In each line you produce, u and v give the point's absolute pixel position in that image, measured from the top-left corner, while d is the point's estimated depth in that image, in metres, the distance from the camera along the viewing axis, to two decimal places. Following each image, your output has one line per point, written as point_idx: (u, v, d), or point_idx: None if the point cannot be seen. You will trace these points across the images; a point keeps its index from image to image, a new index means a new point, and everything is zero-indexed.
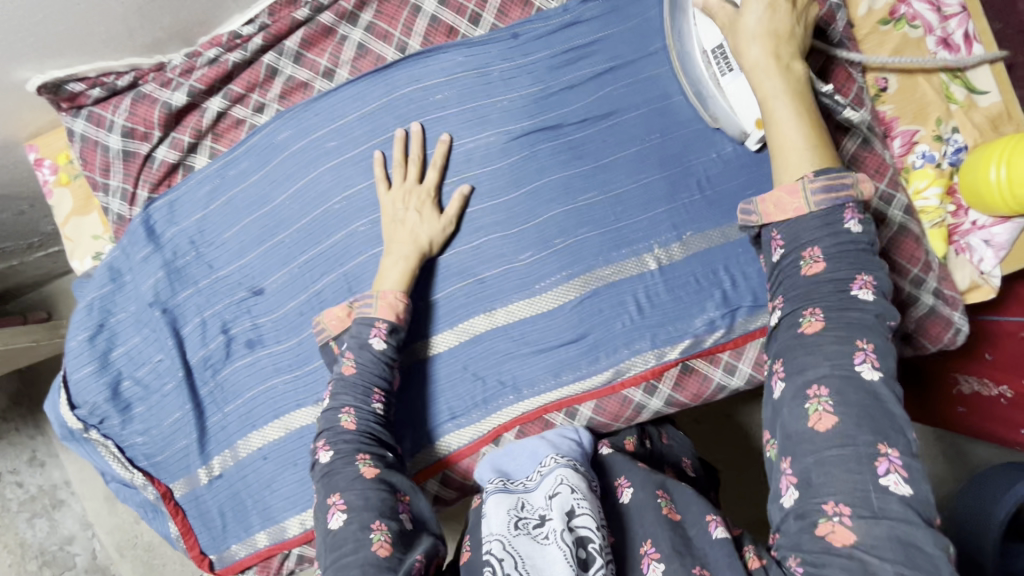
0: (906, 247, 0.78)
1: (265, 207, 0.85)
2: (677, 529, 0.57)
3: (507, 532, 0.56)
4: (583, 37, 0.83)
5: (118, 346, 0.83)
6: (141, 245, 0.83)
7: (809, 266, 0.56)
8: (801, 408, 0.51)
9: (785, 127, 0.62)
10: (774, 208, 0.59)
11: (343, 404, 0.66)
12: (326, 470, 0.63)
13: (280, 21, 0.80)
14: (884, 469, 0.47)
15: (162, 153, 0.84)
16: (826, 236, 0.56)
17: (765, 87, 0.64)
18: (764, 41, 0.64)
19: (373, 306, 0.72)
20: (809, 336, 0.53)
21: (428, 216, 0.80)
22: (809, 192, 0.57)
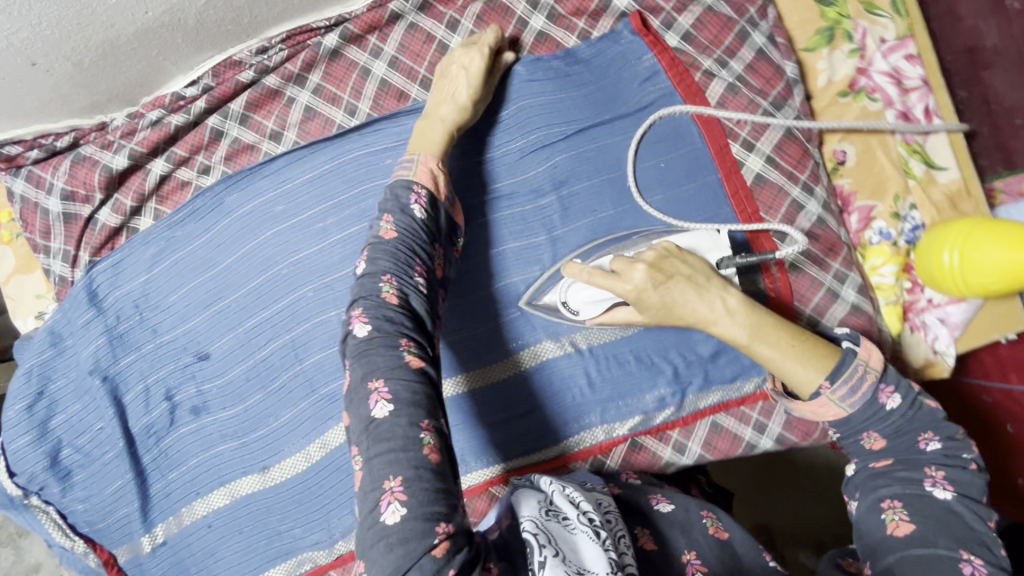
0: (856, 325, 0.77)
1: (212, 270, 0.82)
2: (727, 549, 0.62)
3: (538, 515, 0.56)
4: (537, 103, 0.80)
5: (58, 414, 0.82)
6: (82, 310, 0.82)
7: (871, 442, 0.56)
8: (877, 519, 0.52)
9: (782, 362, 0.59)
10: (818, 416, 0.58)
11: (384, 271, 0.57)
12: (364, 345, 0.53)
13: (224, 83, 0.78)
14: (969, 573, 0.47)
15: (104, 216, 0.82)
16: (875, 422, 0.56)
17: (732, 337, 0.62)
18: (687, 305, 0.64)
19: (413, 169, 0.66)
20: (881, 468, 0.55)
21: (473, 73, 0.75)
22: (840, 400, 0.56)
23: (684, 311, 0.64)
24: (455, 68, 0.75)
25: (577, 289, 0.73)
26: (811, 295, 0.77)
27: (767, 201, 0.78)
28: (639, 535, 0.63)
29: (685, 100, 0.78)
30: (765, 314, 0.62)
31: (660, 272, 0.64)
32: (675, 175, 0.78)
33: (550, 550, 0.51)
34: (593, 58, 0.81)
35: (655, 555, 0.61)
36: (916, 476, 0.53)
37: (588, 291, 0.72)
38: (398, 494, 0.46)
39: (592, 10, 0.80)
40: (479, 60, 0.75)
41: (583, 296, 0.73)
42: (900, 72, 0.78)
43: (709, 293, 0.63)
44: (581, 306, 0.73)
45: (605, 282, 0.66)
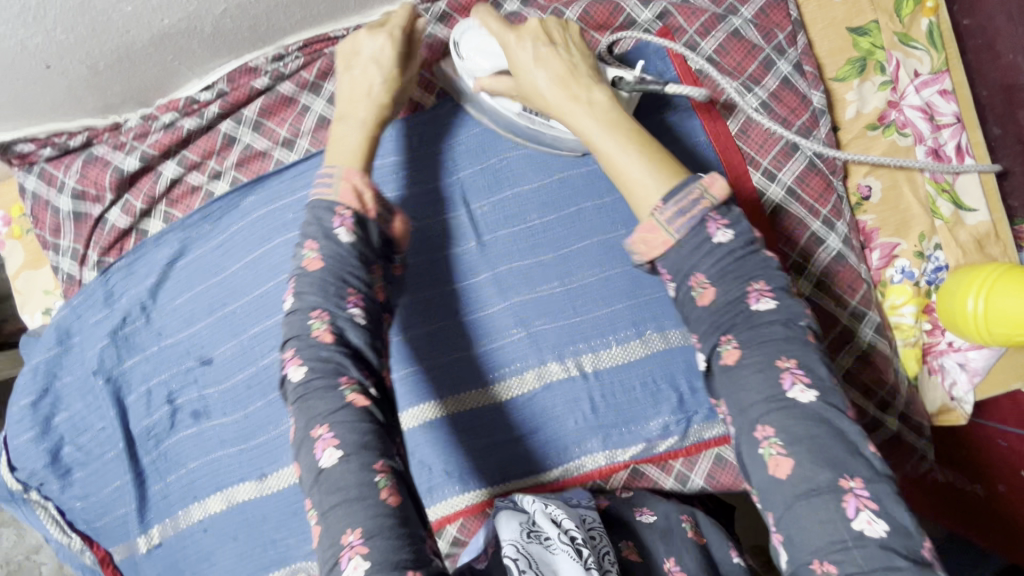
0: (814, 183, 0.76)
1: (219, 275, 0.82)
2: (703, 550, 0.66)
3: (520, 538, 0.59)
4: None
5: (61, 412, 0.82)
6: (96, 308, 0.82)
7: (701, 294, 0.50)
8: (756, 454, 0.46)
9: (618, 160, 0.55)
10: (649, 248, 0.52)
11: (313, 306, 0.55)
12: (303, 388, 0.53)
13: (238, 89, 0.77)
14: (854, 510, 0.42)
15: (114, 216, 0.82)
16: (701, 260, 0.50)
17: (577, 124, 0.58)
18: (546, 82, 0.60)
19: (334, 185, 0.59)
20: (731, 365, 0.48)
21: (390, 69, 0.66)
22: (668, 225, 0.51)
23: (537, 92, 0.61)
24: (355, 52, 0.66)
25: (466, 49, 0.70)
26: (768, 148, 0.76)
27: (786, 233, 0.76)
28: (622, 547, 0.65)
29: (704, 125, 0.76)
30: (625, 115, 0.58)
31: (547, 38, 0.61)
32: None
33: None
34: None
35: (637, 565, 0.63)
36: (774, 378, 0.46)
37: (485, 40, 0.68)
38: (359, 548, 0.45)
39: (616, 26, 0.77)
40: (392, 47, 0.66)
41: (475, 44, 0.69)
42: (932, 107, 0.75)
43: (575, 84, 0.59)
44: (468, 55, 0.69)
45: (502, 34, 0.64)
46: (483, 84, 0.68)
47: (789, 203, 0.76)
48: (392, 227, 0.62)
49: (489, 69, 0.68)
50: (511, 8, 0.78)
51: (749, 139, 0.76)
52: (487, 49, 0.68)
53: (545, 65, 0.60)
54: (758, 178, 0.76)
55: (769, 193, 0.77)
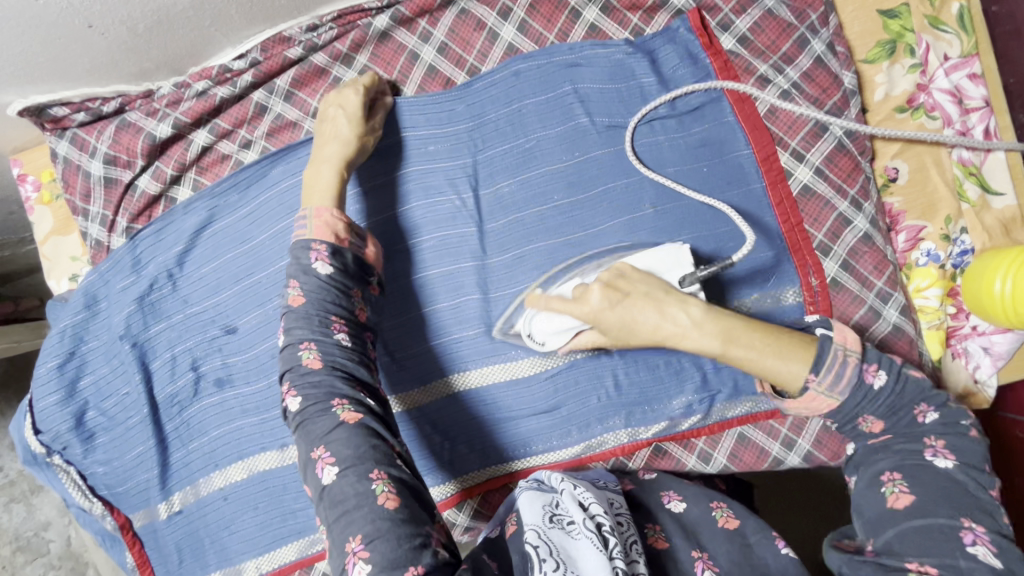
0: (841, 163, 0.76)
1: (245, 245, 0.82)
2: (735, 538, 0.63)
3: (541, 524, 0.59)
4: (585, 95, 0.78)
5: (87, 376, 0.82)
6: (125, 273, 0.83)
7: (869, 424, 0.56)
8: (877, 492, 0.52)
9: (763, 360, 0.57)
10: (812, 410, 0.58)
11: (301, 339, 0.59)
12: (300, 417, 0.57)
13: (272, 58, 0.78)
14: (970, 540, 0.46)
15: (145, 183, 0.82)
16: (868, 405, 0.56)
17: (703, 347, 0.60)
18: (652, 326, 0.62)
19: (308, 226, 0.65)
20: (877, 441, 0.56)
21: (353, 115, 0.73)
22: (828, 391, 0.55)
23: (650, 330, 0.63)
24: (333, 108, 0.73)
25: (544, 334, 0.72)
26: (798, 128, 0.76)
27: (812, 213, 0.77)
28: (650, 534, 0.65)
29: (732, 103, 0.77)
30: (732, 318, 0.60)
31: (616, 290, 0.64)
32: (717, 182, 0.77)
33: (547, 565, 0.54)
34: (644, 54, 0.78)
35: (664, 553, 0.62)
36: (914, 448, 0.53)
37: (549, 323, 0.71)
38: (361, 553, 0.48)
39: (649, 6, 0.78)
40: (356, 97, 0.74)
41: (544, 326, 0.72)
42: (962, 91, 0.75)
43: (665, 303, 0.62)
44: (546, 338, 0.72)
45: (569, 312, 0.67)
46: (572, 346, 0.73)
47: (816, 183, 0.76)
48: (366, 252, 0.67)
49: (571, 338, 0.72)
50: None
51: (778, 120, 0.77)
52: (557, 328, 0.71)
53: (640, 310, 0.63)
54: (786, 158, 0.77)
55: (796, 174, 0.77)
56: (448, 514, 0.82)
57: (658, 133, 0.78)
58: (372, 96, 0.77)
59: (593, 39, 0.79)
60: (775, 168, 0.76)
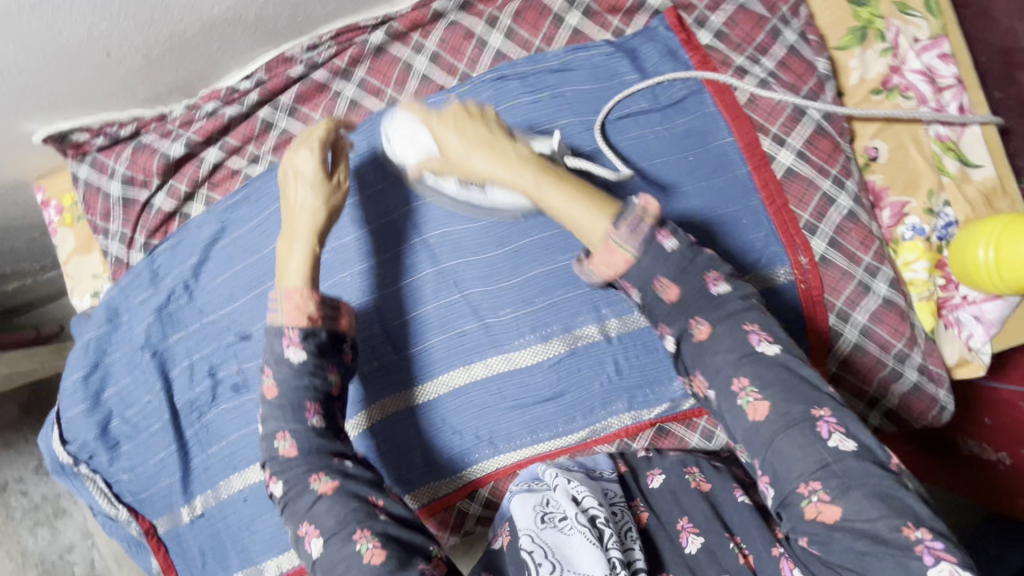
0: (822, 145, 0.79)
1: (256, 254, 0.86)
2: (707, 498, 0.70)
3: (534, 527, 0.67)
4: (571, 97, 0.82)
5: (110, 387, 0.86)
6: (144, 287, 0.87)
7: (667, 293, 0.57)
8: (736, 405, 0.54)
9: (566, 204, 0.61)
10: (609, 268, 0.59)
11: (277, 430, 0.66)
12: (284, 500, 0.65)
13: (276, 78, 0.83)
14: (825, 430, 0.51)
15: (160, 201, 0.87)
16: (658, 266, 0.57)
17: (519, 182, 0.64)
18: (475, 162, 0.67)
19: (280, 309, 0.69)
20: (702, 340, 0.56)
21: (316, 182, 0.74)
22: (623, 243, 0.57)
23: (475, 167, 0.67)
24: (292, 176, 0.74)
25: (397, 140, 0.76)
26: (777, 113, 0.80)
27: (797, 194, 0.80)
28: (638, 512, 0.73)
29: (714, 95, 0.81)
30: (549, 164, 0.65)
31: (466, 116, 0.70)
32: (700, 170, 0.81)
33: (543, 568, 0.62)
34: (626, 52, 0.82)
35: (651, 530, 0.71)
36: (741, 339, 0.55)
37: (412, 130, 0.74)
38: None
39: (627, 8, 0.83)
40: (312, 159, 0.74)
41: (398, 140, 0.76)
42: (933, 71, 0.79)
43: (504, 151, 0.66)
44: (397, 141, 0.75)
45: (425, 121, 0.72)
46: (420, 165, 0.74)
47: (799, 165, 0.79)
48: (341, 323, 0.71)
49: (421, 157, 0.74)
50: None
51: (758, 108, 0.80)
52: (416, 134, 0.73)
53: (469, 132, 0.68)
54: (767, 143, 0.80)
55: (778, 158, 0.80)
56: (461, 503, 0.84)
57: (643, 127, 0.82)
58: (329, 144, 0.77)
59: (577, 42, 0.84)
60: (758, 153, 0.80)
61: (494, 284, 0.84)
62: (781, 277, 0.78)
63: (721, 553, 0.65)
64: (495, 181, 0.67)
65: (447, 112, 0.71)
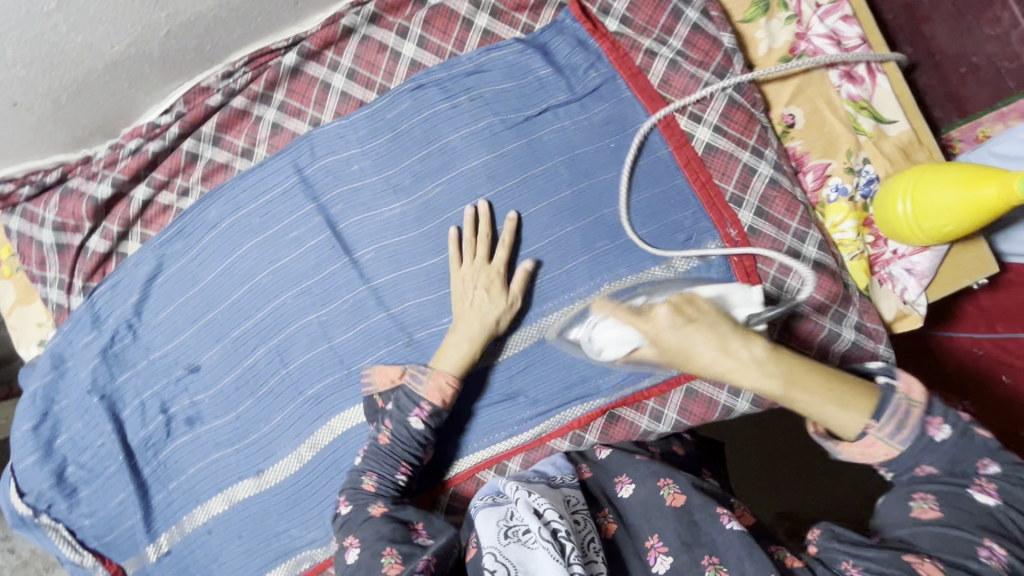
0: (737, 118, 0.80)
1: (197, 285, 0.87)
2: (682, 515, 0.63)
3: (498, 543, 0.60)
4: (489, 98, 0.83)
5: (62, 434, 0.86)
6: (86, 331, 0.87)
7: (920, 473, 0.52)
8: (904, 503, 0.52)
9: (824, 406, 0.51)
10: (865, 456, 0.52)
11: (368, 468, 0.74)
12: (345, 519, 0.70)
13: (195, 109, 0.84)
14: (986, 556, 0.47)
15: (94, 243, 0.87)
16: (924, 453, 0.51)
17: (761, 387, 0.53)
18: (702, 354, 0.56)
19: (424, 382, 0.76)
20: (922, 478, 0.52)
21: (495, 295, 0.79)
22: (886, 439, 0.51)
23: (699, 360, 0.56)
24: (472, 292, 0.79)
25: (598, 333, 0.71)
26: (691, 91, 0.81)
27: (720, 168, 0.81)
28: (604, 522, 0.68)
29: (627, 80, 0.82)
30: (794, 356, 0.54)
31: (684, 311, 0.59)
32: (622, 156, 0.82)
33: None
34: (537, 47, 0.84)
35: (618, 541, 0.66)
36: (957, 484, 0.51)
37: (612, 330, 0.68)
38: None
39: (532, 4, 0.84)
40: (489, 279, 0.80)
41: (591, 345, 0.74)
42: (838, 34, 0.81)
43: (728, 337, 0.56)
44: (605, 347, 0.70)
45: (633, 322, 0.63)
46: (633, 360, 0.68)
47: (717, 140, 0.80)
48: None
49: (629, 352, 0.67)
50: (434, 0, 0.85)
51: (672, 88, 0.81)
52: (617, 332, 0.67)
53: (694, 334, 0.57)
54: (684, 121, 0.81)
55: (697, 135, 0.81)
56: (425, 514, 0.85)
57: (563, 118, 0.83)
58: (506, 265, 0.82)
59: (488, 44, 0.85)
60: (677, 132, 0.81)
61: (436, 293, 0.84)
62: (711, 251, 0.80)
63: (693, 567, 0.59)
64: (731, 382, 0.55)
65: (648, 321, 0.60)
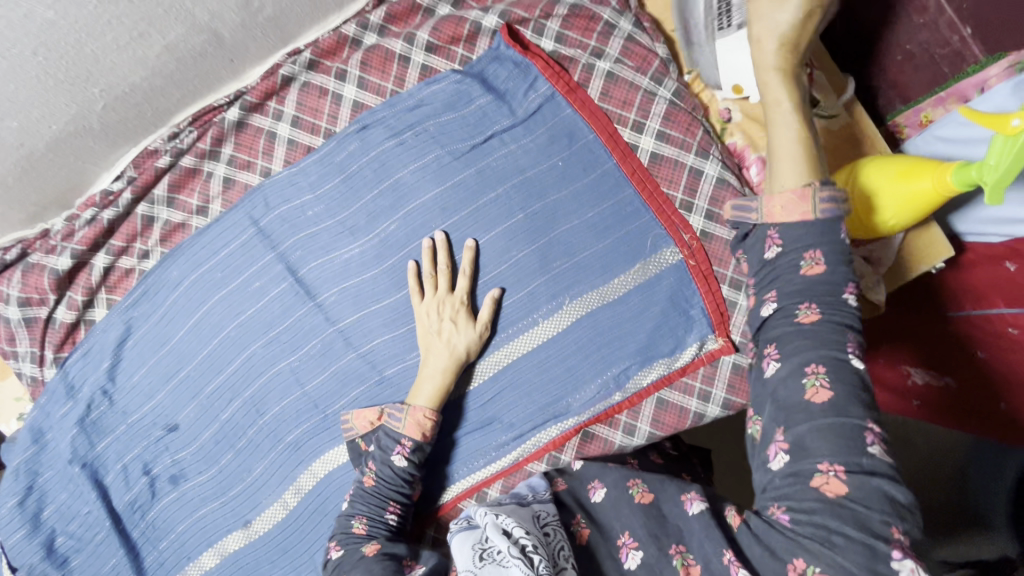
0: (679, 120, 0.81)
1: (167, 345, 0.88)
2: (651, 510, 0.64)
3: (473, 566, 0.58)
4: (434, 132, 0.84)
5: (49, 505, 0.87)
6: (62, 401, 0.88)
7: (810, 266, 0.56)
8: (797, 384, 0.52)
9: (792, 140, 0.60)
10: (782, 212, 0.58)
11: (358, 512, 0.72)
12: (337, 564, 0.67)
13: (145, 172, 0.85)
14: (872, 440, 0.49)
15: (61, 314, 0.88)
16: (826, 241, 0.56)
17: (772, 90, 0.60)
18: (778, 19, 0.57)
19: (403, 419, 0.77)
20: (808, 324, 0.54)
21: (462, 324, 0.80)
22: (816, 202, 0.57)
23: (764, 24, 0.58)
24: (447, 326, 0.80)
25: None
26: (631, 99, 0.82)
27: (667, 176, 0.82)
28: (577, 529, 0.67)
29: (565, 96, 0.83)
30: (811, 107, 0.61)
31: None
32: (570, 174, 0.83)
33: None
34: (475, 76, 0.85)
35: (592, 546, 0.65)
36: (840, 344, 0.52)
37: None
38: None
39: (466, 35, 0.86)
40: (461, 312, 0.81)
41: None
42: None
43: (802, 41, 0.59)
44: None
45: None
46: None
47: (661, 147, 0.82)
48: None
49: None
50: (370, 43, 0.86)
51: (612, 99, 0.82)
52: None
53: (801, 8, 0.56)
54: (627, 132, 0.82)
55: (641, 145, 0.83)
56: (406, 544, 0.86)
57: (508, 143, 0.84)
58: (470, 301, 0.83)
59: (427, 78, 0.86)
60: (619, 143, 0.82)
61: (402, 327, 0.85)
62: (667, 258, 0.82)
63: (664, 565, 0.60)
64: (760, 66, 0.60)
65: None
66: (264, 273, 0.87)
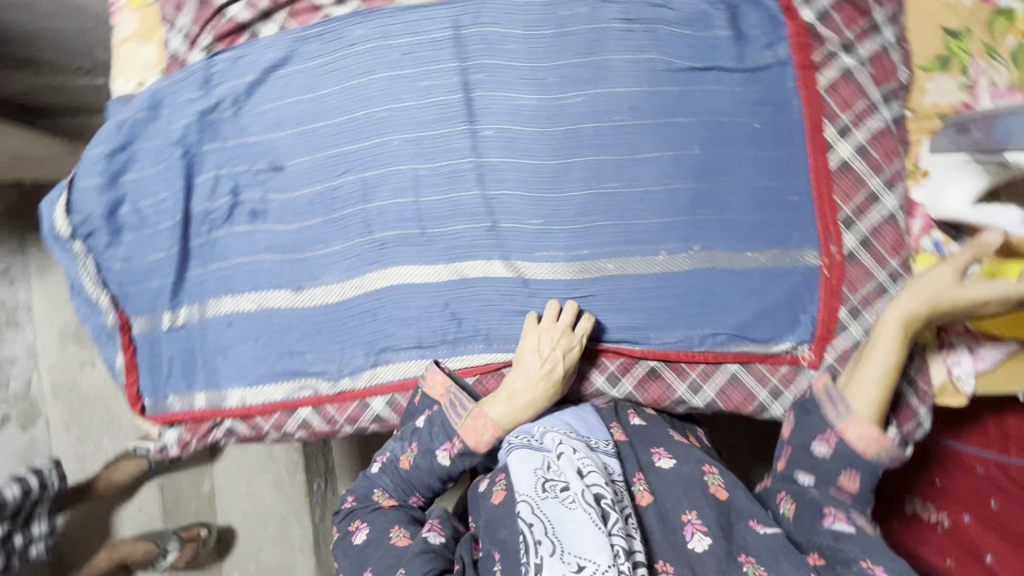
0: (884, 144, 0.83)
1: (313, 93, 0.86)
2: (724, 506, 0.64)
3: (534, 495, 0.60)
4: (662, 37, 0.84)
5: (131, 172, 0.85)
6: (193, 87, 0.86)
7: (846, 480, 0.62)
8: (859, 508, 0.62)
9: (881, 376, 0.64)
10: (856, 438, 0.62)
11: (383, 483, 0.77)
12: (348, 513, 0.76)
13: None
14: None
15: (236, 10, 0.87)
16: (864, 471, 0.62)
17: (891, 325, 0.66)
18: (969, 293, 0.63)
19: (461, 419, 0.74)
20: (846, 499, 0.62)
21: (568, 364, 0.77)
22: (870, 445, 0.61)
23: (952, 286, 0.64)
24: (550, 359, 0.77)
25: None
26: (852, 103, 0.83)
27: (845, 187, 0.83)
28: (638, 490, 0.67)
29: (797, 69, 0.84)
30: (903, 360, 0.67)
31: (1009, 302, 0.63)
32: (762, 140, 0.83)
33: (542, 547, 0.55)
34: (727, 8, 0.85)
35: (651, 510, 0.65)
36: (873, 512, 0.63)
37: None
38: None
39: None
40: (568, 352, 0.78)
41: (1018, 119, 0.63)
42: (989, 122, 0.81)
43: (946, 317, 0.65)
44: None
45: None
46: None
47: (855, 158, 0.83)
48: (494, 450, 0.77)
49: None
50: None
51: (836, 94, 0.83)
52: None
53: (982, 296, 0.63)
54: (832, 130, 0.83)
55: (838, 148, 0.84)
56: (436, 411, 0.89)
57: (722, 82, 0.84)
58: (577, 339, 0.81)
59: None
60: (818, 138, 0.83)
61: (537, 191, 0.85)
62: (806, 259, 0.83)
63: (731, 565, 0.57)
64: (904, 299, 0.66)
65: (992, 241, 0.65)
66: (439, 77, 0.86)
